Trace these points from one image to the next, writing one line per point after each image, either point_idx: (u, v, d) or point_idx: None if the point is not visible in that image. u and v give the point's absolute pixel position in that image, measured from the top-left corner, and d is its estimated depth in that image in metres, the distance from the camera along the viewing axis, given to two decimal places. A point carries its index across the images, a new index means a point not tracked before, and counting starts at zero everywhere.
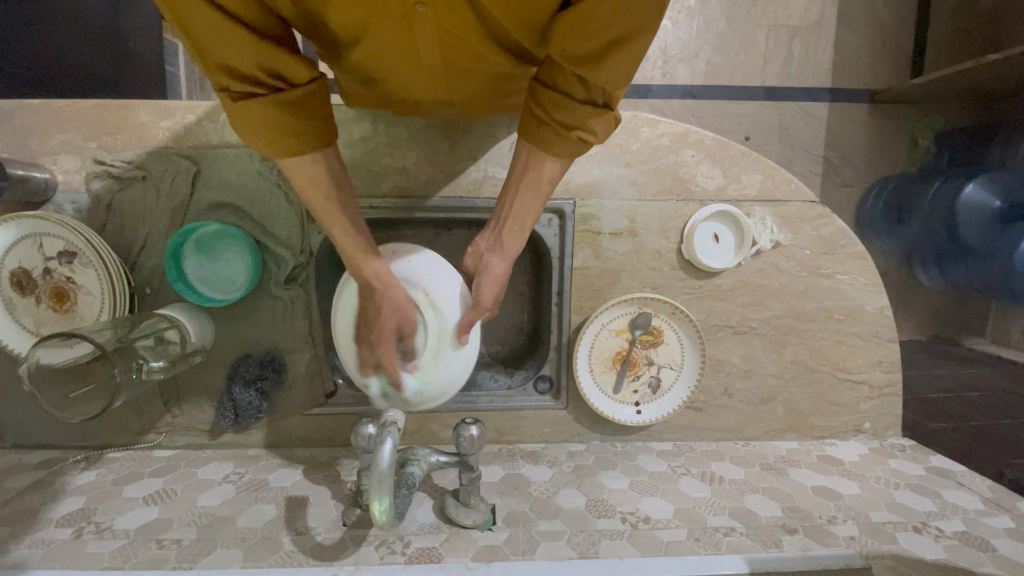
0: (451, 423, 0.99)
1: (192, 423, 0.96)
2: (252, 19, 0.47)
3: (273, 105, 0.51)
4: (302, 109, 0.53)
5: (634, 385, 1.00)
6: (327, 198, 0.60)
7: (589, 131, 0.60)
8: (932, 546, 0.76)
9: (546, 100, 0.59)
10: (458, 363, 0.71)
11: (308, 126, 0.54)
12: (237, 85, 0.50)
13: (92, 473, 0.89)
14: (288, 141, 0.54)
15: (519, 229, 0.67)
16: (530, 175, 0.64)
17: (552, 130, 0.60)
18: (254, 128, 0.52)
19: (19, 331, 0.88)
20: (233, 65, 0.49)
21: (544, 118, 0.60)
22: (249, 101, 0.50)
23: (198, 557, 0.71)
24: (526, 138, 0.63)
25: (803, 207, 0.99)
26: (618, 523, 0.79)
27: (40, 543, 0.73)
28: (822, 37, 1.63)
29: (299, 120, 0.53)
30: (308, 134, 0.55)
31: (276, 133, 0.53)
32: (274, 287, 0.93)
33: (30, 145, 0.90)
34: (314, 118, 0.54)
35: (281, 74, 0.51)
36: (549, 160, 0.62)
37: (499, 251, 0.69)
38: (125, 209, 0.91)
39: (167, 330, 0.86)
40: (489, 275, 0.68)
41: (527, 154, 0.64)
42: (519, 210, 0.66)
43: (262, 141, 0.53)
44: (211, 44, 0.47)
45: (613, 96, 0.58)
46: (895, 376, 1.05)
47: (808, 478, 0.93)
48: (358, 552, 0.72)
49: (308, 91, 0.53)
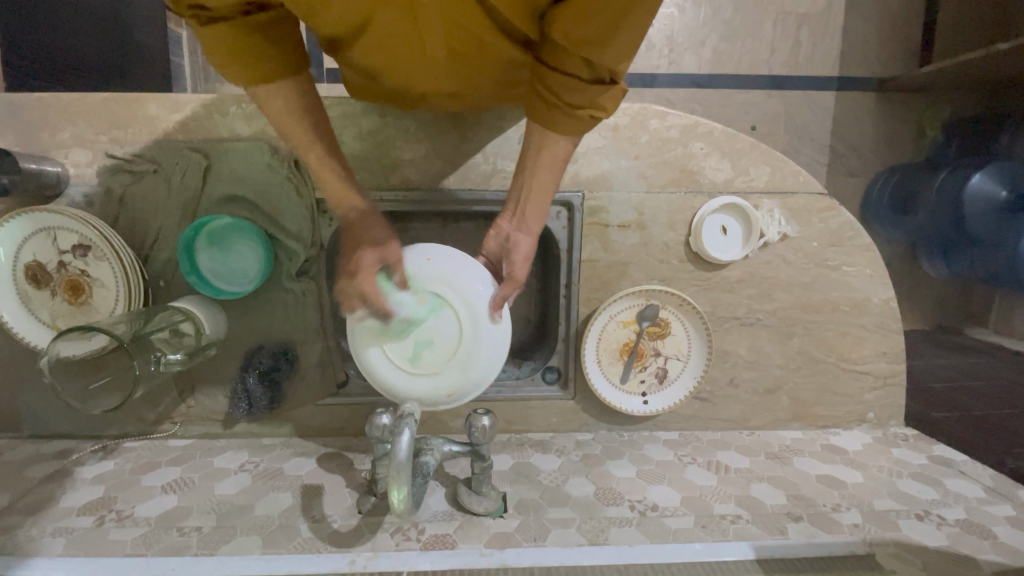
0: (462, 413, 1.00)
1: (207, 413, 0.97)
2: None
3: (243, 34, 0.56)
4: (264, 34, 0.58)
5: (642, 375, 1.01)
6: (302, 126, 0.66)
7: (598, 109, 0.62)
8: (935, 533, 0.78)
9: (551, 83, 0.60)
10: (495, 341, 0.69)
11: (281, 52, 0.60)
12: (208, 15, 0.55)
13: (109, 462, 0.91)
14: (260, 68, 0.59)
15: (540, 207, 0.70)
16: (546, 154, 0.66)
17: (562, 111, 0.62)
18: (227, 55, 0.57)
19: (36, 323, 0.89)
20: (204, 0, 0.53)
21: (551, 100, 0.61)
22: (221, 32, 0.55)
23: (218, 544, 0.73)
24: (536, 120, 0.65)
25: (810, 199, 0.99)
26: (626, 511, 0.81)
27: (63, 531, 0.75)
28: (830, 24, 1.61)
29: (269, 49, 0.58)
30: (280, 61, 0.60)
31: (253, 61, 0.58)
32: (286, 280, 0.94)
33: (40, 139, 0.90)
34: (286, 44, 0.60)
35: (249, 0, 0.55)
36: (559, 139, 0.65)
37: (524, 228, 0.70)
38: (137, 202, 0.92)
39: (182, 323, 0.87)
40: (518, 253, 0.69)
41: (539, 136, 0.65)
42: (535, 190, 0.69)
43: (237, 70, 0.59)
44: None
45: (619, 73, 0.59)
46: (899, 367, 1.06)
47: (813, 467, 0.94)
48: (375, 538, 0.74)
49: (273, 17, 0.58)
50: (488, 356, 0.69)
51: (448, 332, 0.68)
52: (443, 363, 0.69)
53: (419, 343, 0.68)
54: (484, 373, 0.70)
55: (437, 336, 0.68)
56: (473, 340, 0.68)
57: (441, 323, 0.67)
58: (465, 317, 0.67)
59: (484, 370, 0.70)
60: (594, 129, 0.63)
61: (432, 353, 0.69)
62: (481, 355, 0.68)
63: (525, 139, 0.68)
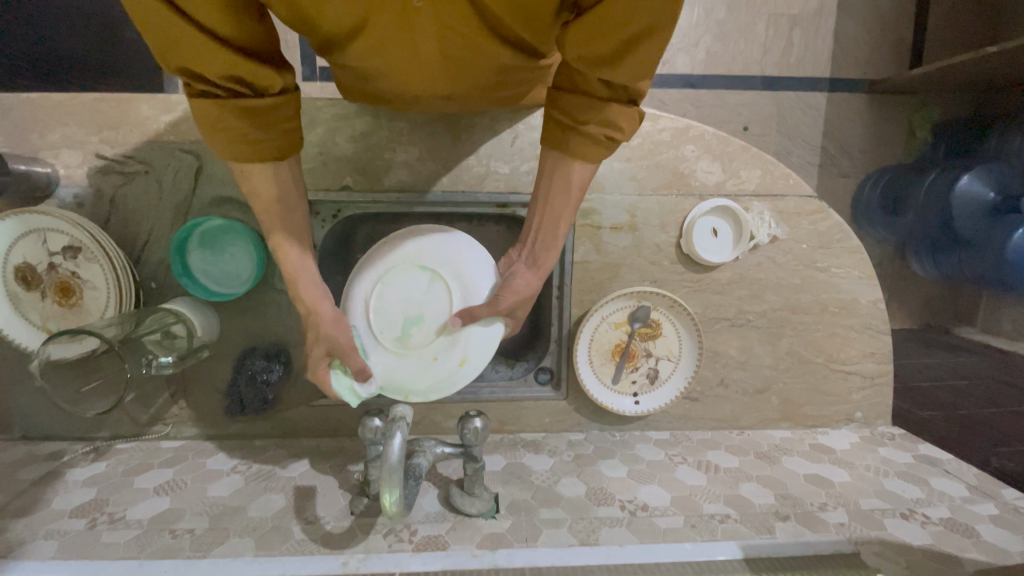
0: (455, 414, 1.01)
1: (200, 415, 0.97)
2: (224, 30, 0.49)
3: (228, 112, 0.54)
4: (253, 117, 0.55)
5: (633, 376, 1.02)
6: (269, 207, 0.63)
7: (616, 130, 0.61)
8: (920, 532, 0.80)
9: (567, 103, 0.61)
10: (479, 345, 0.72)
11: (267, 138, 0.57)
12: (199, 84, 0.53)
13: (101, 464, 0.91)
14: (240, 147, 0.56)
15: (551, 239, 0.69)
16: (559, 181, 0.66)
17: (578, 134, 0.62)
18: (209, 128, 0.55)
19: (26, 324, 0.89)
20: (194, 69, 0.51)
21: (568, 122, 0.62)
22: (210, 107, 0.53)
23: (211, 546, 0.73)
24: (553, 144, 0.65)
25: (800, 201, 1.00)
26: (617, 510, 0.82)
27: (55, 534, 0.75)
28: (822, 25, 1.62)
29: (252, 129, 0.56)
30: (262, 144, 0.57)
31: (238, 142, 0.56)
32: (279, 281, 0.95)
33: (30, 140, 0.89)
34: (278, 130, 0.58)
35: (247, 81, 0.53)
36: (576, 164, 0.64)
37: (530, 262, 0.71)
38: (128, 203, 0.92)
39: (173, 324, 0.87)
40: (513, 286, 0.69)
41: (555, 161, 0.66)
42: (547, 217, 0.69)
43: (217, 142, 0.56)
44: (169, 46, 0.49)
45: (639, 91, 0.59)
46: (886, 367, 1.07)
47: (801, 466, 0.96)
48: (367, 540, 0.74)
49: (268, 103, 0.55)
50: (471, 358, 0.72)
51: (439, 308, 0.71)
52: (431, 342, 0.71)
53: (409, 322, 0.70)
54: (476, 350, 0.72)
55: (429, 313, 0.71)
56: (458, 338, 0.71)
57: (432, 299, 0.71)
58: (456, 289, 0.71)
59: (464, 371, 0.73)
60: (612, 150, 0.62)
61: (422, 331, 0.71)
62: (466, 353, 0.72)
63: (542, 170, 0.69)
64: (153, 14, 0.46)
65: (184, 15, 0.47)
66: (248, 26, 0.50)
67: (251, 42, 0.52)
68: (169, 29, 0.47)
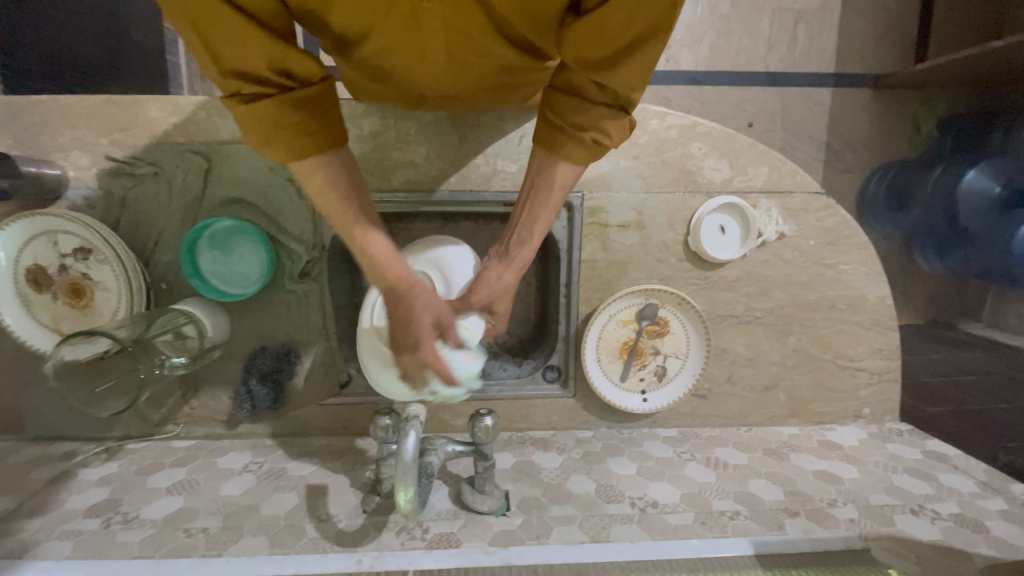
0: (463, 412, 1.01)
1: (210, 414, 0.98)
2: (259, 13, 0.48)
3: (285, 106, 0.52)
4: (309, 107, 0.54)
5: (641, 374, 1.02)
6: (341, 198, 0.58)
7: (603, 135, 0.60)
8: (929, 527, 0.80)
9: (561, 104, 0.60)
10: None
11: (325, 126, 0.55)
12: (249, 86, 0.51)
13: (113, 463, 0.91)
14: (304, 141, 0.54)
15: (526, 237, 0.66)
16: (543, 177, 0.63)
17: (566, 135, 0.60)
18: (267, 129, 0.53)
19: (37, 326, 0.89)
20: (243, 65, 0.50)
21: (558, 123, 0.61)
22: (264, 105, 0.51)
23: (225, 545, 0.74)
24: (542, 144, 0.63)
25: (808, 198, 1.00)
26: (627, 508, 0.82)
27: (70, 534, 0.76)
28: (827, 21, 1.62)
29: (309, 118, 0.54)
30: (320, 134, 0.55)
31: (297, 136, 0.53)
32: (288, 282, 0.95)
33: (40, 142, 0.90)
34: (330, 118, 0.56)
35: (292, 72, 0.52)
36: (561, 164, 0.62)
37: (503, 260, 0.67)
38: (137, 205, 0.92)
39: (184, 325, 0.88)
40: (485, 283, 0.67)
41: (541, 158, 0.64)
42: (524, 214, 0.65)
43: (276, 143, 0.54)
44: (218, 40, 0.48)
45: (632, 101, 0.59)
46: (894, 363, 1.07)
47: (809, 462, 0.96)
48: (380, 538, 0.75)
49: (317, 90, 0.54)
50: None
51: None
52: None
53: None
54: (456, 339, 0.68)
55: None
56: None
57: None
58: (436, 282, 0.71)
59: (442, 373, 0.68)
60: (599, 155, 0.60)
61: None
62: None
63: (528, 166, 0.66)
64: (201, 9, 0.46)
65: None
66: (277, 10, 0.50)
67: (283, 32, 0.51)
68: (219, 21, 0.47)
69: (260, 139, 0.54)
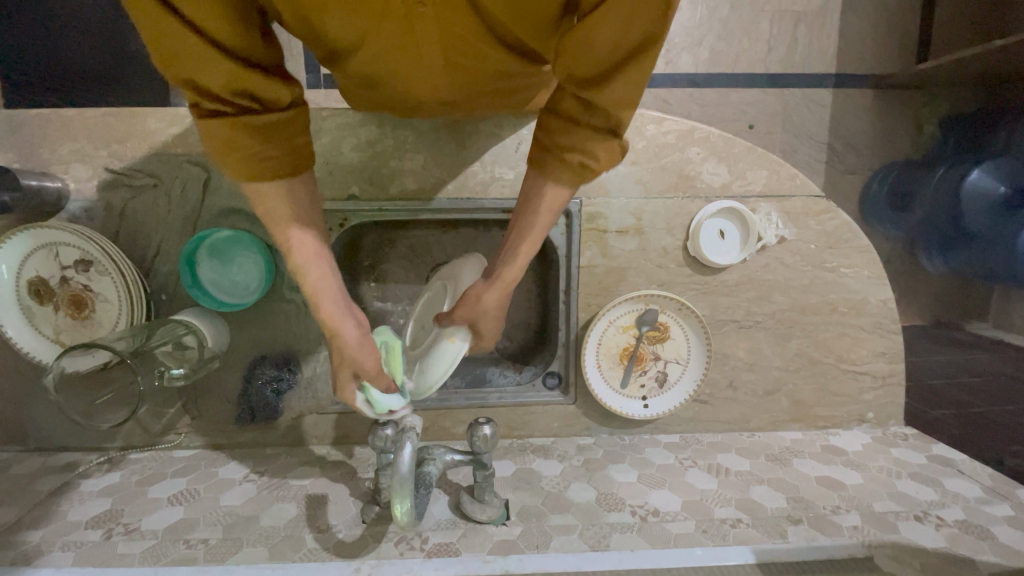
0: (463, 419, 1.01)
1: (211, 424, 0.98)
2: (223, 34, 0.48)
3: (240, 130, 0.52)
4: (265, 133, 0.54)
5: (641, 380, 1.02)
6: (286, 223, 0.59)
7: (591, 159, 0.58)
8: (933, 534, 0.79)
9: (550, 124, 0.60)
10: (446, 354, 0.69)
11: (279, 153, 0.56)
12: (206, 102, 0.51)
13: (115, 474, 0.92)
14: (254, 166, 0.55)
15: (511, 259, 0.64)
16: (533, 199, 0.63)
17: (554, 155, 0.60)
18: (221, 151, 0.53)
19: (40, 338, 0.90)
20: (203, 82, 0.50)
21: (546, 143, 0.61)
22: (215, 121, 0.51)
23: (226, 555, 0.74)
24: (534, 167, 0.63)
25: (808, 202, 1.00)
26: (628, 516, 0.81)
27: (72, 545, 0.76)
28: (827, 22, 1.61)
29: (264, 147, 0.54)
30: (274, 161, 0.56)
31: (255, 164, 0.55)
32: (287, 291, 0.95)
33: (40, 155, 0.90)
34: (286, 146, 0.56)
35: (254, 95, 0.52)
36: (549, 186, 0.61)
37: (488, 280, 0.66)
38: (137, 216, 0.93)
39: (184, 336, 0.88)
40: (469, 299, 0.67)
41: (533, 179, 0.64)
42: (513, 234, 0.65)
43: (229, 164, 0.54)
44: (181, 61, 0.48)
45: (621, 125, 0.57)
46: (897, 367, 1.06)
47: (812, 468, 0.95)
48: (379, 548, 0.75)
49: (279, 117, 0.55)
50: (435, 368, 0.70)
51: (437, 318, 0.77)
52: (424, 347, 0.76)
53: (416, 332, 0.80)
54: (439, 357, 0.70)
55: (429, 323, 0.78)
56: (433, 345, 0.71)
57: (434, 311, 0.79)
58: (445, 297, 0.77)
59: (428, 376, 0.71)
60: (585, 178, 0.58)
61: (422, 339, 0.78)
62: (433, 361, 0.70)
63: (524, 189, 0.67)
64: (168, 29, 0.46)
65: (197, 28, 0.47)
66: (248, 32, 0.49)
67: (256, 54, 0.51)
68: (177, 37, 0.46)
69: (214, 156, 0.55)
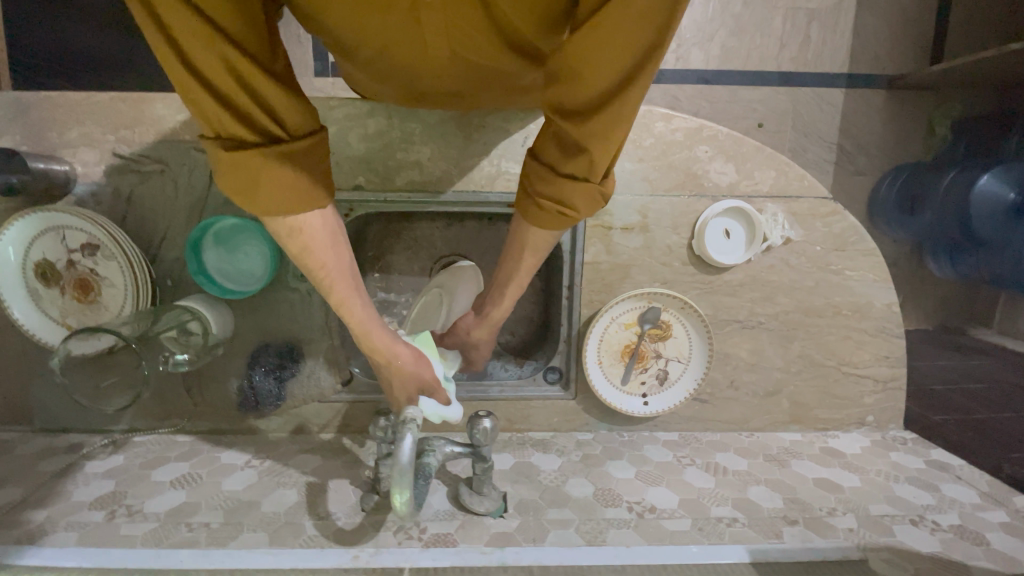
0: (463, 412, 1.02)
1: (214, 410, 0.99)
2: (247, 40, 0.47)
3: (276, 155, 0.51)
4: (299, 159, 0.53)
5: (642, 377, 1.02)
6: (325, 256, 0.59)
7: (568, 205, 0.58)
8: (929, 539, 0.79)
9: (530, 167, 0.59)
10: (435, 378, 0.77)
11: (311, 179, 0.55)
12: (237, 131, 0.49)
13: (119, 456, 0.93)
14: (291, 195, 0.53)
15: (497, 300, 0.73)
16: (517, 241, 0.65)
17: (534, 200, 0.60)
18: (244, 182, 0.51)
19: (46, 320, 0.91)
20: (234, 107, 0.48)
21: (528, 185, 0.60)
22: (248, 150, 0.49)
23: (226, 539, 0.75)
24: (517, 207, 0.64)
25: (815, 203, 0.99)
26: (624, 512, 0.82)
27: (74, 526, 0.77)
28: (841, 20, 1.59)
29: (297, 171, 0.53)
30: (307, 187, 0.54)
31: (283, 191, 0.53)
32: (291, 280, 0.96)
33: (48, 138, 0.91)
34: (314, 168, 0.55)
35: (280, 118, 0.51)
36: (530, 229, 0.62)
37: (482, 314, 0.76)
38: (144, 201, 0.93)
39: (189, 321, 0.89)
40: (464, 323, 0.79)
41: (517, 219, 0.64)
42: (499, 279, 0.71)
43: (254, 193, 0.52)
44: (213, 76, 0.46)
45: (597, 172, 0.54)
46: (900, 371, 1.06)
47: (810, 470, 0.95)
48: (378, 536, 0.75)
49: (308, 142, 0.53)
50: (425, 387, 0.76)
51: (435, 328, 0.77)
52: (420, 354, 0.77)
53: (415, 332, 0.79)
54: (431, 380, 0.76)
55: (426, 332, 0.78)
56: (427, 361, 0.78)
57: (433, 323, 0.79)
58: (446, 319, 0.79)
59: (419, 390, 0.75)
60: (560, 225, 0.58)
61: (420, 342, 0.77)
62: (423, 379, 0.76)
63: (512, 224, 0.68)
64: (195, 41, 0.44)
65: (228, 38, 0.45)
66: (263, 42, 0.48)
67: (278, 71, 0.51)
68: (207, 50, 0.45)
69: (241, 191, 0.52)
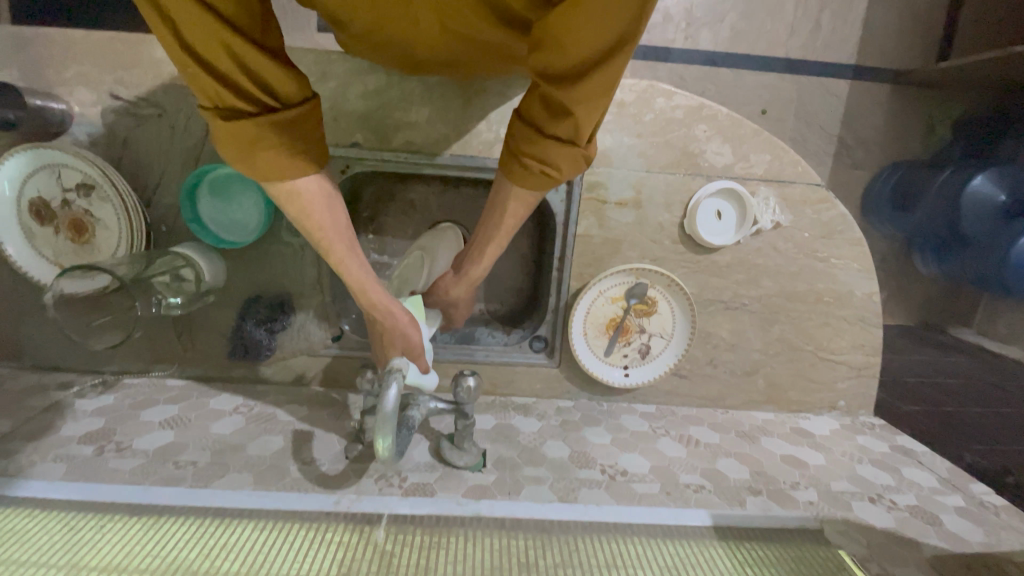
0: (448, 373, 1.04)
1: (204, 357, 1.01)
2: (237, 15, 0.46)
3: (270, 126, 0.52)
4: (292, 129, 0.53)
5: (625, 350, 1.05)
6: (323, 218, 0.60)
7: (553, 167, 0.60)
8: (883, 515, 0.84)
9: (516, 129, 0.61)
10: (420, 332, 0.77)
11: (307, 146, 0.56)
12: (231, 102, 0.50)
13: (109, 396, 0.95)
14: (288, 163, 0.55)
15: (477, 256, 0.74)
16: (499, 201, 0.67)
17: (518, 161, 0.61)
18: (243, 151, 0.53)
19: (38, 257, 0.92)
20: (227, 77, 0.49)
21: (512, 146, 0.62)
22: (241, 121, 0.50)
23: (212, 478, 0.77)
24: (501, 167, 0.65)
25: (806, 190, 1.00)
26: (597, 473, 0.86)
27: (63, 458, 0.79)
28: (853, 10, 1.58)
29: (291, 141, 0.54)
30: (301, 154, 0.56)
31: (279, 158, 0.54)
32: (286, 234, 0.97)
33: (45, 75, 0.90)
34: (308, 137, 0.56)
35: (273, 89, 0.52)
36: (513, 190, 0.64)
37: (462, 274, 0.77)
38: (140, 146, 0.93)
39: (182, 268, 0.90)
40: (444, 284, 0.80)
41: (501, 180, 0.66)
42: (481, 236, 0.72)
43: (254, 165, 0.54)
44: (206, 50, 0.47)
45: (582, 135, 0.57)
46: (874, 359, 1.10)
47: (778, 446, 0.99)
48: (359, 483, 0.78)
49: (302, 110, 0.54)
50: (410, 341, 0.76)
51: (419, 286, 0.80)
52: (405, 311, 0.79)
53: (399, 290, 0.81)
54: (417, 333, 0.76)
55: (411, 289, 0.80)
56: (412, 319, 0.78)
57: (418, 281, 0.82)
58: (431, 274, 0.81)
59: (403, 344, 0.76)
60: (544, 186, 0.60)
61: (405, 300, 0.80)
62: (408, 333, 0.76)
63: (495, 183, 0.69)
64: (187, 16, 0.44)
65: (218, 12, 0.45)
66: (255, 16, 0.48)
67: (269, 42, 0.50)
68: (197, 25, 0.45)
69: (237, 158, 0.54)
